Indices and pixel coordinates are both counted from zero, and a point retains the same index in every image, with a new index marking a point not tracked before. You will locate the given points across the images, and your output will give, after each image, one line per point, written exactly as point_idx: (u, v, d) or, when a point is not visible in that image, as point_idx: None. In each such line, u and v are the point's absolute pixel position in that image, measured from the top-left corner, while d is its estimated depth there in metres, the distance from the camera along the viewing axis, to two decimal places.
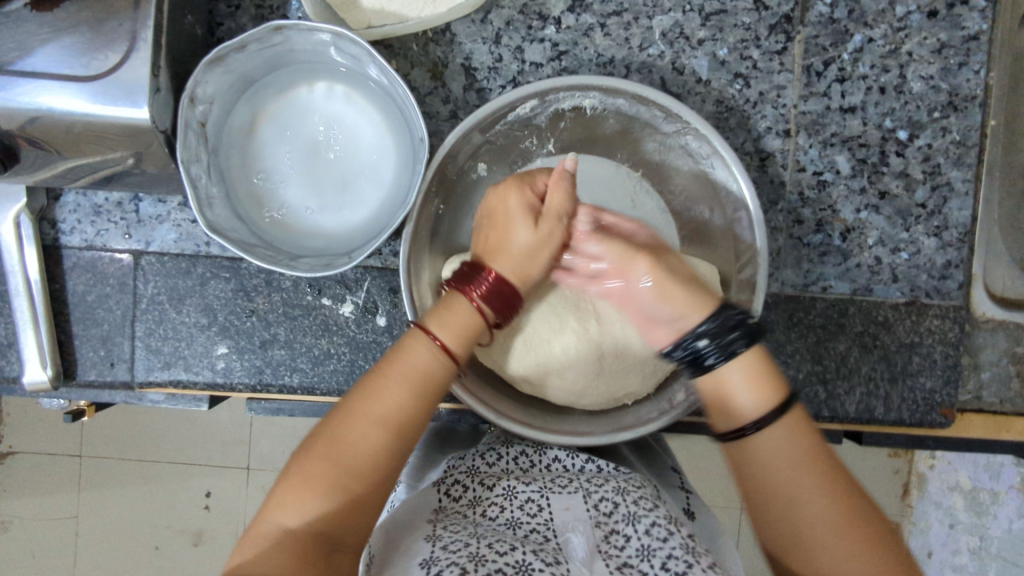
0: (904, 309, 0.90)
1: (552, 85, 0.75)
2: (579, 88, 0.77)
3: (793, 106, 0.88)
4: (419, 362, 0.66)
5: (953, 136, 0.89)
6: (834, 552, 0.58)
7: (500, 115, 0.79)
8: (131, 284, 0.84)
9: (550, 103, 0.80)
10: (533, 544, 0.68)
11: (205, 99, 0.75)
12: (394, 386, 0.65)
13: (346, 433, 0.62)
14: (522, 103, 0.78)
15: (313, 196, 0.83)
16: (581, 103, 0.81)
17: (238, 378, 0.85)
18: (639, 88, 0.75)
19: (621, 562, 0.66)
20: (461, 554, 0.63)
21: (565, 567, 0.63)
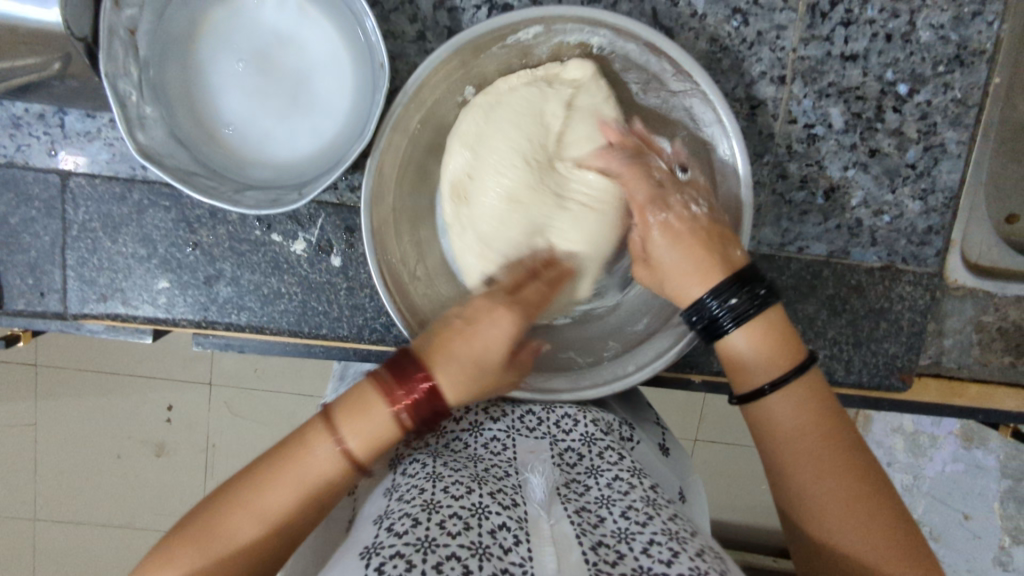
0: (878, 274, 0.88)
1: (566, 12, 0.67)
2: (589, 23, 0.70)
3: (792, 50, 0.81)
4: (369, 433, 0.60)
5: (955, 93, 0.83)
6: (845, 518, 0.59)
7: (500, 37, 0.70)
8: (59, 208, 0.76)
9: (556, 32, 0.72)
10: (493, 483, 0.66)
11: (133, 2, 0.65)
12: (306, 469, 0.60)
13: (238, 505, 0.59)
14: (524, 27, 0.70)
15: (258, 118, 0.75)
16: (589, 40, 0.73)
17: (181, 314, 0.80)
18: (653, 33, 0.67)
19: (579, 504, 0.65)
20: (415, 502, 0.61)
21: (522, 511, 0.62)
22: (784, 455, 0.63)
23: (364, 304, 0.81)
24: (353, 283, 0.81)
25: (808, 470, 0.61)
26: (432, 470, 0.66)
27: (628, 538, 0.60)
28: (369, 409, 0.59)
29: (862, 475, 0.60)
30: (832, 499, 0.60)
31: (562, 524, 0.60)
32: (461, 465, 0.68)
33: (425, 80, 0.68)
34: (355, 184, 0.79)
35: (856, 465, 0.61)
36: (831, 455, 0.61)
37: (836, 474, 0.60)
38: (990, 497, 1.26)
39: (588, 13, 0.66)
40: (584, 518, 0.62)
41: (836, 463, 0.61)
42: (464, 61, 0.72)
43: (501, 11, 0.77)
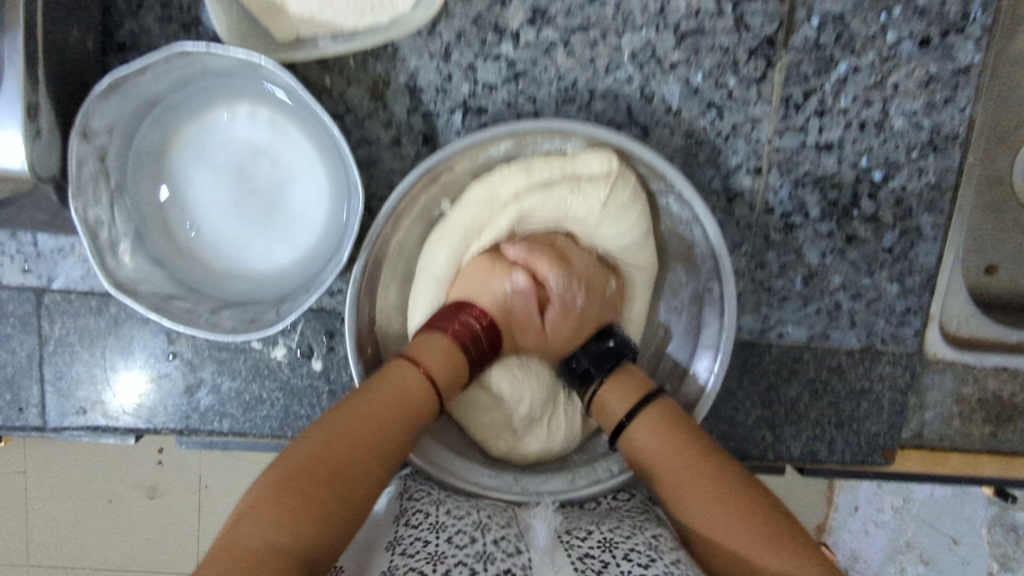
0: (858, 355, 0.88)
1: (535, 127, 0.69)
2: (560, 134, 0.71)
3: (767, 142, 0.81)
4: (404, 391, 0.63)
5: (928, 178, 0.84)
6: (741, 537, 0.57)
7: (472, 153, 0.72)
8: (34, 324, 0.76)
9: (526, 144, 0.74)
10: (496, 531, 0.65)
11: (102, 130, 0.65)
12: (371, 405, 0.60)
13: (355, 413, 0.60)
14: (495, 144, 0.72)
15: (235, 230, 0.74)
16: (563, 148, 0.75)
17: (162, 423, 0.79)
18: (625, 141, 0.69)
19: (583, 547, 0.63)
20: (421, 556, 0.60)
21: (526, 557, 0.61)
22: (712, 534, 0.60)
23: None
24: (336, 385, 0.80)
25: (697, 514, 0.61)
26: (435, 519, 0.66)
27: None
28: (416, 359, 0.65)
29: (768, 514, 0.59)
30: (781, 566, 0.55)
31: (563, 568, 0.60)
32: (462, 513, 0.68)
33: (402, 202, 0.71)
34: (334, 289, 0.79)
35: (773, 531, 0.57)
36: (697, 460, 0.63)
37: (721, 502, 0.60)
38: (979, 523, 1.07)
39: (558, 126, 0.68)
40: (584, 559, 0.61)
41: (745, 526, 0.58)
42: (437, 179, 0.73)
43: (476, 114, 0.78)
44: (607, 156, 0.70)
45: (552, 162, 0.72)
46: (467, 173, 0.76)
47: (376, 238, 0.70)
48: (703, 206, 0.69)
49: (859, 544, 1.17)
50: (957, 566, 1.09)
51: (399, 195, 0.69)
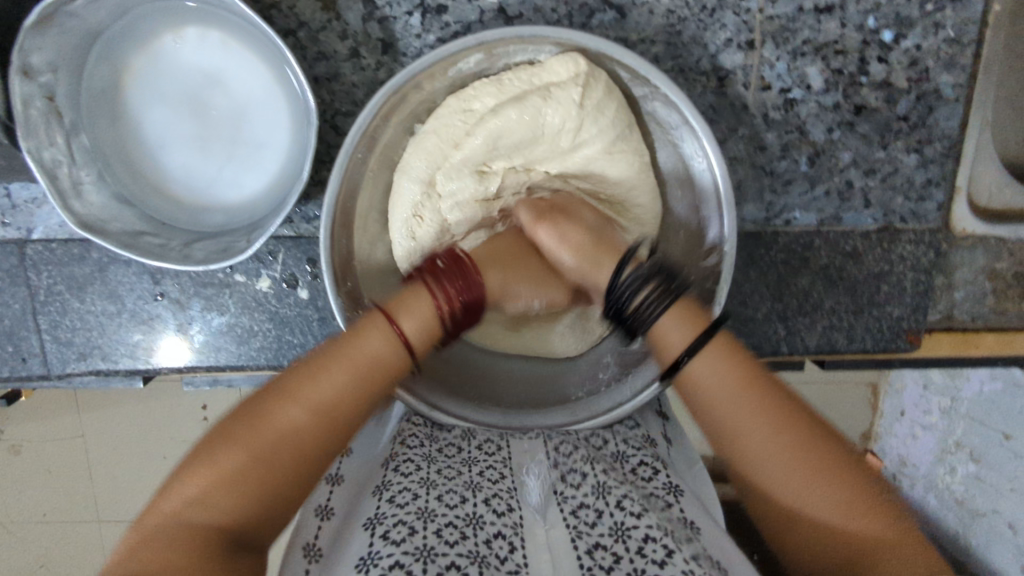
0: (875, 237, 0.82)
1: (508, 33, 0.62)
2: (532, 42, 0.65)
3: (758, 11, 0.74)
4: (363, 358, 0.54)
5: (946, 33, 0.76)
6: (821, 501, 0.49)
7: (441, 70, 0.65)
8: (22, 276, 0.76)
9: (499, 56, 0.67)
10: (488, 487, 0.62)
11: (45, 68, 0.63)
12: (333, 365, 0.53)
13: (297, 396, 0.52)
14: (465, 57, 0.65)
15: (200, 162, 0.72)
16: (535, 59, 0.68)
17: (160, 363, 0.80)
18: (605, 44, 0.62)
19: (576, 503, 0.60)
20: (409, 509, 0.56)
21: (517, 516, 0.59)
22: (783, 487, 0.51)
23: (339, 332, 0.80)
24: (325, 313, 0.79)
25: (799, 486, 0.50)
26: (426, 474, 0.62)
27: (623, 537, 0.55)
28: (393, 318, 0.56)
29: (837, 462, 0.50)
30: (823, 496, 0.49)
31: (557, 530, 0.57)
32: (454, 470, 0.64)
33: (372, 126, 0.64)
34: (310, 215, 0.77)
35: (846, 490, 0.49)
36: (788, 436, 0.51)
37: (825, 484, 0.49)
38: None
39: (535, 33, 0.62)
40: (580, 522, 0.57)
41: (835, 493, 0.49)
42: (407, 101, 0.66)
43: (436, 14, 0.72)
44: (572, 59, 0.65)
45: (522, 74, 0.67)
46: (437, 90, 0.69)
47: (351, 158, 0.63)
48: (698, 114, 0.62)
49: (908, 447, 1.19)
50: (1009, 459, 1.00)
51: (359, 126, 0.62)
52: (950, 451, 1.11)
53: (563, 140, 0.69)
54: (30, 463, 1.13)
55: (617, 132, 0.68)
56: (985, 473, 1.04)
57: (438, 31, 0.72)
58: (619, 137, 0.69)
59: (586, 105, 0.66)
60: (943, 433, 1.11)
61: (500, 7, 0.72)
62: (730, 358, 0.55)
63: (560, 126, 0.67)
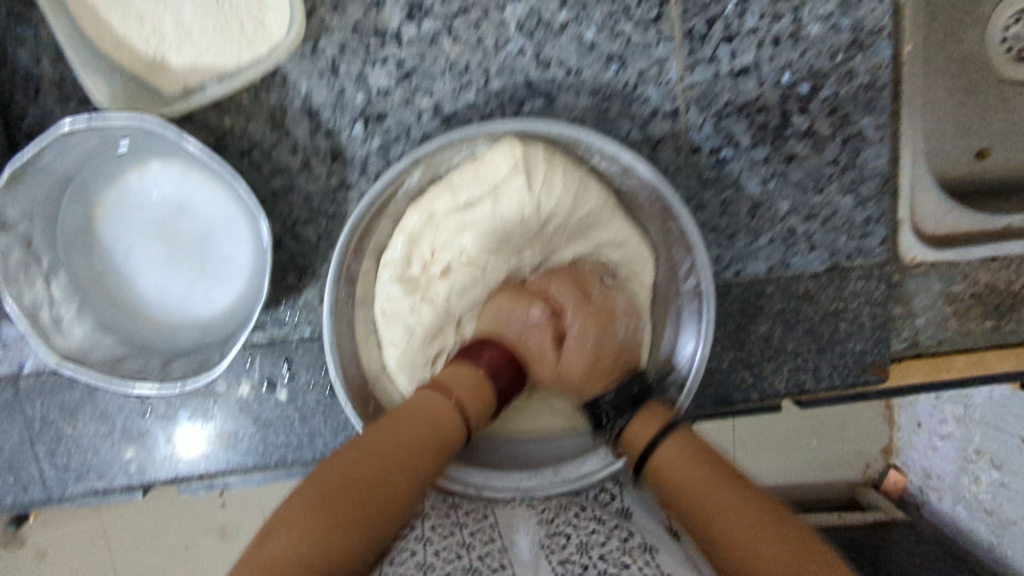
0: (825, 277, 0.85)
1: (445, 141, 0.68)
2: (464, 143, 0.70)
3: (678, 81, 0.78)
4: (433, 412, 0.62)
5: (861, 79, 0.80)
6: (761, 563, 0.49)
7: (390, 194, 0.71)
8: (17, 406, 0.81)
9: (438, 164, 0.73)
10: (480, 548, 0.63)
11: (21, 219, 0.68)
12: (424, 432, 0.59)
13: (410, 408, 0.62)
14: (408, 175, 0.70)
15: (172, 284, 0.77)
16: (474, 153, 0.73)
17: (153, 476, 0.83)
18: (533, 124, 0.68)
19: (563, 557, 0.61)
20: (409, 565, 0.59)
21: (509, 571, 0.58)
22: (710, 526, 0.54)
23: (320, 427, 0.83)
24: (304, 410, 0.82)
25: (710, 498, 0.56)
26: (421, 536, 0.64)
27: None
28: (450, 390, 0.64)
29: (751, 520, 0.52)
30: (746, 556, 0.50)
31: None
32: (447, 529, 0.65)
33: (347, 261, 0.71)
34: (280, 318, 0.81)
35: (755, 531, 0.52)
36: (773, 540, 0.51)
37: (732, 499, 0.55)
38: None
39: (456, 135, 0.68)
40: (568, 570, 0.58)
41: (729, 507, 0.54)
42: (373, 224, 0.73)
43: (378, 121, 0.77)
44: (510, 148, 0.68)
45: (468, 173, 0.71)
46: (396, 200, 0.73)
47: (339, 272, 0.69)
48: (631, 153, 0.67)
49: (930, 460, 1.11)
50: None
51: (342, 249, 0.69)
52: (973, 460, 1.05)
53: (530, 219, 0.70)
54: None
55: (575, 191, 0.71)
56: (1011, 480, 0.99)
57: (380, 136, 0.78)
58: (577, 195, 0.71)
59: (535, 184, 0.69)
60: (961, 442, 1.06)
61: (436, 107, 0.77)
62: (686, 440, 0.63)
63: (519, 213, 0.70)
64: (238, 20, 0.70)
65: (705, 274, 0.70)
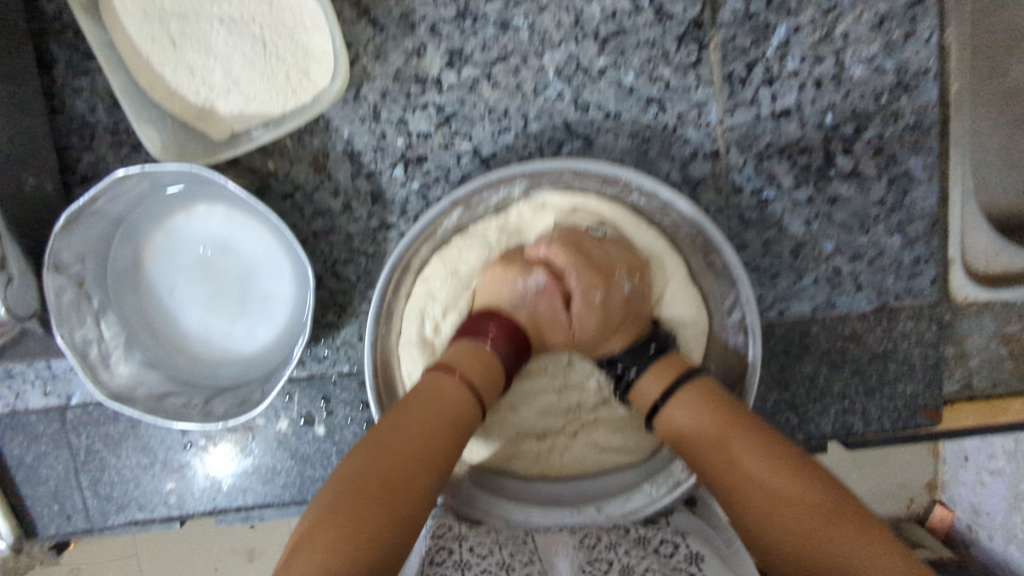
0: (873, 318, 0.82)
1: (484, 182, 0.69)
2: (503, 183, 0.71)
3: (718, 123, 0.77)
4: (442, 396, 0.61)
5: (907, 120, 0.78)
6: (790, 526, 0.52)
7: (429, 234, 0.72)
8: (65, 438, 0.83)
9: (476, 205, 0.73)
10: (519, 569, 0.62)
11: (74, 260, 0.70)
12: (431, 413, 0.59)
13: (423, 400, 0.60)
14: (447, 215, 0.71)
15: (215, 322, 0.78)
16: (509, 193, 0.74)
17: (192, 508, 0.84)
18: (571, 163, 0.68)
19: None
20: None
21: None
22: (730, 486, 0.56)
23: None
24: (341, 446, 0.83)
25: (742, 456, 0.57)
26: (458, 558, 0.63)
27: None
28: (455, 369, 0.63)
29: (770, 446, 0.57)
30: (784, 518, 0.52)
31: None
32: (486, 548, 0.64)
33: (387, 299, 0.71)
34: (319, 354, 0.82)
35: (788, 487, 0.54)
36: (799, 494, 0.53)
37: (767, 468, 0.55)
38: None
39: (496, 175, 0.68)
40: None
41: (780, 475, 0.54)
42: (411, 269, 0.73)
43: (417, 164, 0.78)
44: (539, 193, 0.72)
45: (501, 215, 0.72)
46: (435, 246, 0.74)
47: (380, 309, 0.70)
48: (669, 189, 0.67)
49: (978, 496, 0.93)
50: None
51: (381, 299, 0.70)
52: None
53: None
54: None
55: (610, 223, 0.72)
56: None
57: (420, 178, 0.78)
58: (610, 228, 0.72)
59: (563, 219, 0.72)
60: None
61: (475, 150, 0.78)
62: (696, 393, 0.63)
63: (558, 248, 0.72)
64: (282, 69, 0.71)
65: (751, 309, 0.68)
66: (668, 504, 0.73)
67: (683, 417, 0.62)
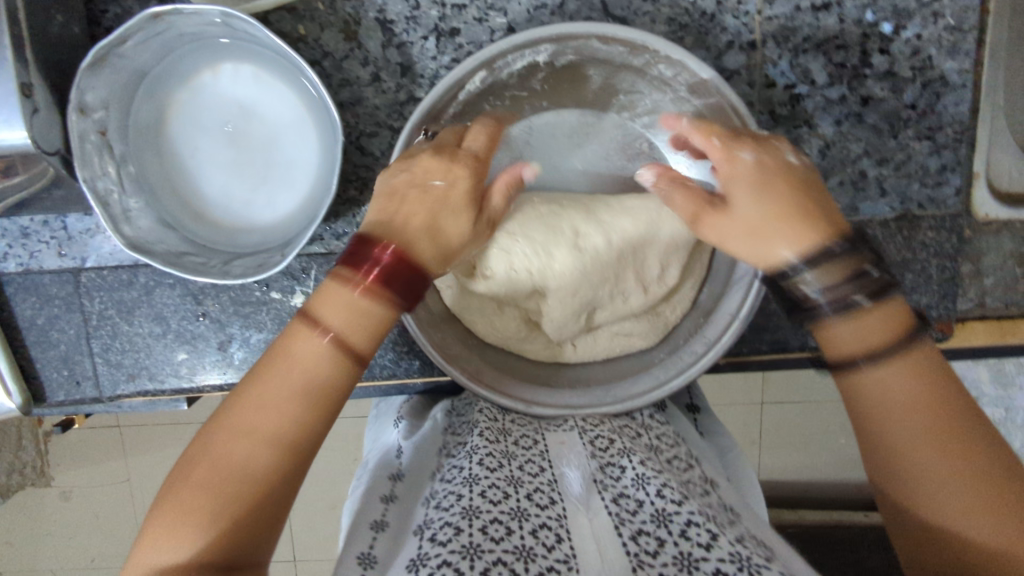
0: (894, 225, 0.83)
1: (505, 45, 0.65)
2: (526, 46, 0.67)
3: (757, 13, 0.77)
4: (299, 361, 0.51)
5: (946, 21, 0.77)
6: (941, 484, 0.48)
7: (447, 99, 0.68)
8: (77, 302, 0.82)
9: (498, 70, 0.70)
10: (529, 483, 0.62)
11: (98, 105, 0.69)
12: (283, 385, 0.50)
13: (283, 357, 0.51)
14: (467, 78, 0.68)
15: (236, 187, 0.77)
16: (534, 60, 0.70)
17: (203, 381, 0.84)
18: (601, 27, 0.65)
19: (616, 492, 0.61)
20: (455, 511, 0.58)
21: (560, 508, 0.59)
22: (893, 429, 0.50)
23: None
24: None
25: (903, 435, 0.50)
26: (468, 472, 0.63)
27: (667, 522, 0.57)
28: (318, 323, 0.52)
29: (950, 411, 0.49)
30: (933, 463, 0.49)
31: (600, 517, 0.58)
32: (496, 462, 0.64)
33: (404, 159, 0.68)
34: (339, 231, 0.81)
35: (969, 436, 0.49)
36: (946, 458, 0.48)
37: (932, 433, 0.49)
38: None
39: (522, 38, 0.65)
40: (622, 509, 0.59)
41: (948, 455, 0.48)
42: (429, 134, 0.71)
43: (450, 37, 0.77)
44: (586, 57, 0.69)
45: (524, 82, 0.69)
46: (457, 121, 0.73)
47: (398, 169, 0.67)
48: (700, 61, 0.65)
49: None
50: None
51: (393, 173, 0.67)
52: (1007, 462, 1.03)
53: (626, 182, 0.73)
54: (89, 504, 1.21)
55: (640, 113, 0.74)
56: None
57: (452, 52, 0.77)
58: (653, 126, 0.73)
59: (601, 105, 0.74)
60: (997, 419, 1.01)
61: (509, 26, 0.77)
62: (913, 365, 0.50)
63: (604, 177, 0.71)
64: None
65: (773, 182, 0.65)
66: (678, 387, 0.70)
67: (848, 335, 0.52)
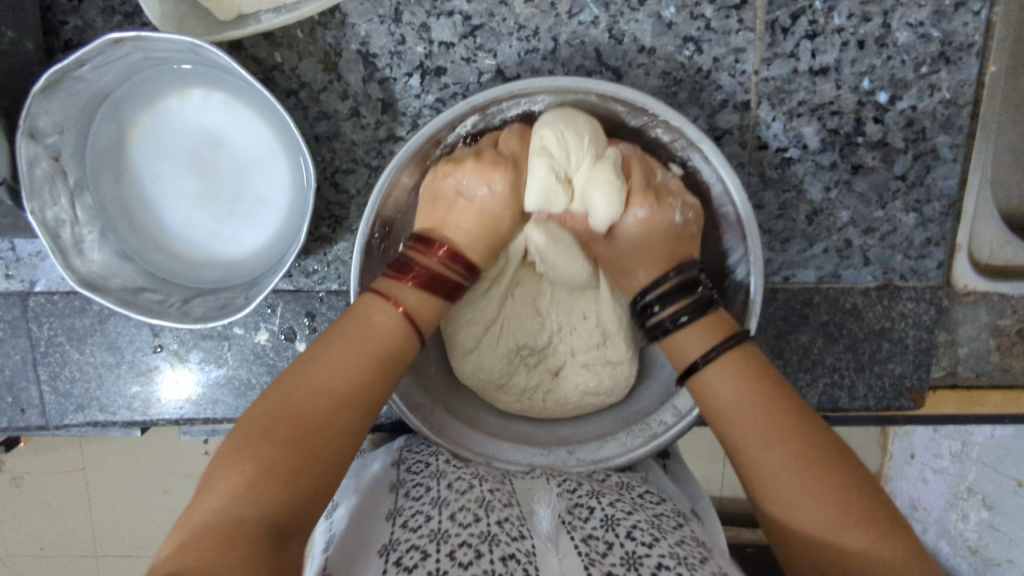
0: (875, 295, 0.82)
1: (502, 92, 0.63)
2: (522, 95, 0.65)
3: (753, 73, 0.75)
4: (375, 334, 0.58)
5: (942, 94, 0.76)
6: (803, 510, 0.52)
7: (437, 142, 0.66)
8: (24, 327, 0.77)
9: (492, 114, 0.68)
10: (497, 511, 0.60)
11: (52, 130, 0.64)
12: (345, 348, 0.57)
13: (355, 322, 0.59)
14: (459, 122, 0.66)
15: (199, 219, 0.73)
16: (530, 109, 0.69)
17: (157, 415, 0.80)
18: (597, 84, 0.62)
19: (586, 531, 0.59)
20: (419, 537, 0.56)
21: (530, 543, 0.57)
22: (768, 492, 0.54)
23: None
24: None
25: (772, 463, 0.54)
26: (435, 496, 0.61)
27: (637, 562, 0.54)
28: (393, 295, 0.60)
29: (816, 461, 0.53)
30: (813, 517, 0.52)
31: (570, 556, 0.55)
32: (463, 489, 0.62)
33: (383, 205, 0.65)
34: (308, 269, 0.77)
35: (817, 473, 0.53)
36: (799, 470, 0.53)
37: (788, 455, 0.54)
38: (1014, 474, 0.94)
39: (518, 87, 0.62)
40: (592, 548, 0.56)
41: (804, 477, 0.52)
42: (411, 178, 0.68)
43: (436, 76, 0.73)
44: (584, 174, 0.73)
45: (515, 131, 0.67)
46: (437, 161, 0.70)
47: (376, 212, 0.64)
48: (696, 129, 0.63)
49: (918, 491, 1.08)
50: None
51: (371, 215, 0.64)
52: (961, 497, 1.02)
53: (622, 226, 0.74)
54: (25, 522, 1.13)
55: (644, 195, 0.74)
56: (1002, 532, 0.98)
57: (436, 92, 0.74)
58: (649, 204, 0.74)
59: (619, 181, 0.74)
60: (953, 478, 1.01)
61: (498, 69, 0.73)
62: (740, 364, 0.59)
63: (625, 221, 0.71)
64: None
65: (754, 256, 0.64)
66: (643, 455, 0.69)
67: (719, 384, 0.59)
